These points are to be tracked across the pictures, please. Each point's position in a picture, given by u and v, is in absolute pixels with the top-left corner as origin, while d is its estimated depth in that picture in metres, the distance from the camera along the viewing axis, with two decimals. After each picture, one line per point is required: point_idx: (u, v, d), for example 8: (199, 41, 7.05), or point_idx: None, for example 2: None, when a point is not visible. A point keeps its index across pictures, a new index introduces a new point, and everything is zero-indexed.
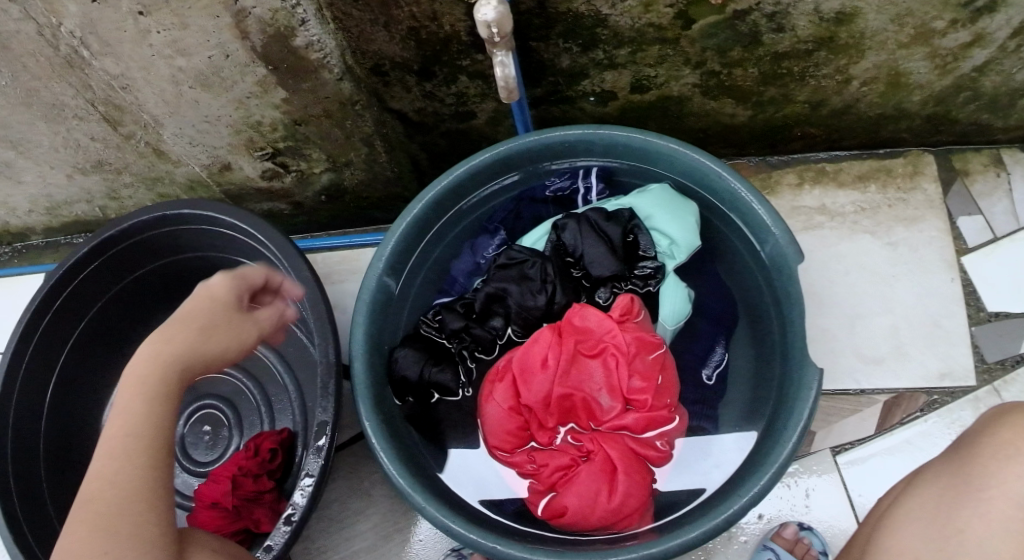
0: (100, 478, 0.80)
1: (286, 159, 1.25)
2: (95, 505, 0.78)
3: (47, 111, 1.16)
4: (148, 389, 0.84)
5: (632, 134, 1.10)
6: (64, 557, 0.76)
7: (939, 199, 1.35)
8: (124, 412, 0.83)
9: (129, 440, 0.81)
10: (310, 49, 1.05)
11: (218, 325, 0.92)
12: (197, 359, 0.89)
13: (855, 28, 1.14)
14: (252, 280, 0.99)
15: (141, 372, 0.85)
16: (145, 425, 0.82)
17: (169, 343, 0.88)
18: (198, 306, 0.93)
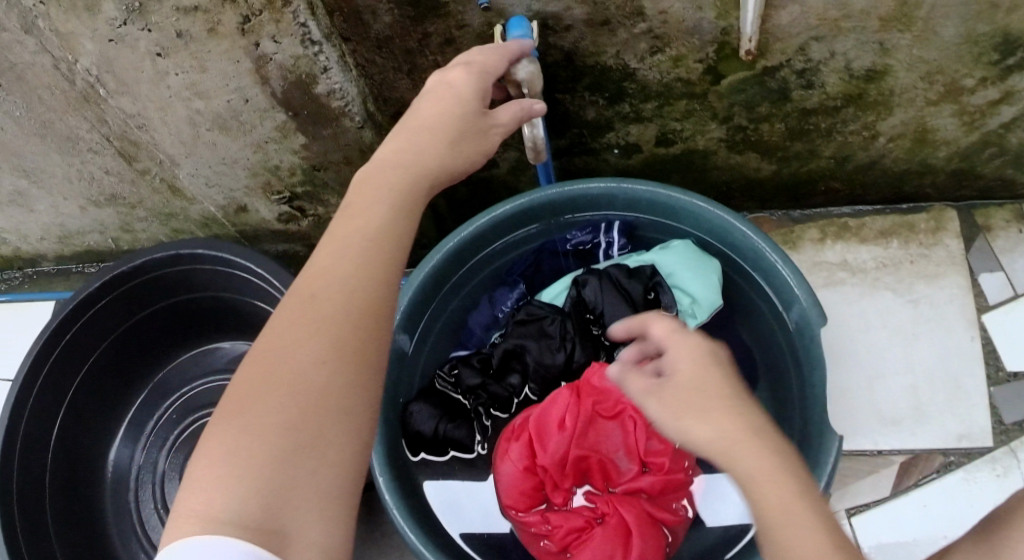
0: (280, 391, 0.61)
1: (303, 203, 1.23)
2: (279, 353, 0.63)
3: (62, 144, 1.13)
4: (346, 286, 0.65)
5: (656, 190, 1.08)
6: (244, 422, 0.60)
7: (961, 255, 1.31)
8: (312, 282, 0.66)
9: (324, 345, 0.63)
10: (332, 97, 1.03)
11: (428, 146, 0.76)
12: (384, 248, 0.68)
13: (885, 85, 1.12)
14: (495, 68, 0.83)
15: (331, 282, 0.65)
16: (364, 280, 0.66)
17: (346, 236, 0.68)
18: (407, 167, 0.74)
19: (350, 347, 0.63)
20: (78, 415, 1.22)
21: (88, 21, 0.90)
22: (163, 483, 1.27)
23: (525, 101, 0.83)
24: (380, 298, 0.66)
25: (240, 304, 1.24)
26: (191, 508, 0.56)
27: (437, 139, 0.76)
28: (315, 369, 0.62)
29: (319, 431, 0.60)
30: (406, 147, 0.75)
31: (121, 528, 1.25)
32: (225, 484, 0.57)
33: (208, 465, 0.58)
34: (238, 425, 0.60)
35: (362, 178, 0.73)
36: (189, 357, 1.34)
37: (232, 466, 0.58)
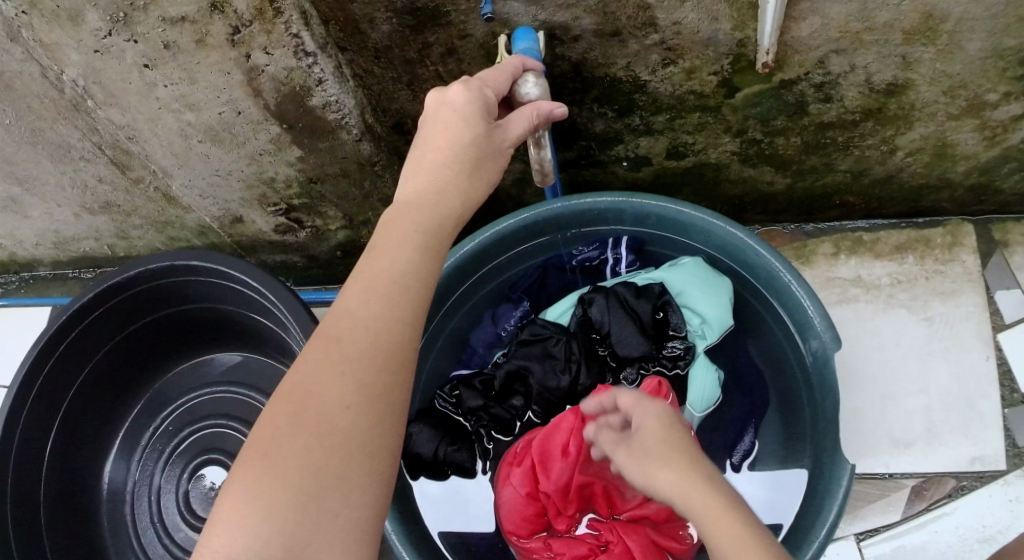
0: (304, 433, 0.60)
1: (301, 215, 1.20)
2: (303, 389, 0.62)
3: (53, 152, 1.10)
4: (371, 329, 0.65)
5: (666, 206, 1.04)
6: (266, 457, 0.60)
7: (977, 272, 1.27)
8: (338, 324, 0.65)
9: (350, 388, 0.62)
10: (327, 109, 0.99)
11: (449, 180, 0.73)
12: (411, 291, 0.68)
13: (905, 100, 1.07)
14: (496, 83, 0.78)
15: (357, 326, 0.65)
16: (388, 324, 0.65)
17: (374, 273, 0.67)
18: (433, 201, 0.73)
19: (376, 392, 0.63)
20: (74, 427, 1.20)
21: (73, 33, 0.89)
22: (158, 497, 1.27)
23: (541, 104, 0.79)
24: (405, 343, 0.66)
25: (237, 316, 1.20)
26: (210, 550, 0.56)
27: (457, 163, 0.73)
28: (339, 412, 0.61)
29: (343, 474, 0.60)
30: (430, 179, 0.73)
31: (118, 543, 1.24)
32: (247, 527, 0.57)
33: (231, 509, 0.58)
34: (262, 466, 0.59)
35: (391, 214, 0.72)
36: (184, 369, 1.32)
37: (256, 510, 0.58)
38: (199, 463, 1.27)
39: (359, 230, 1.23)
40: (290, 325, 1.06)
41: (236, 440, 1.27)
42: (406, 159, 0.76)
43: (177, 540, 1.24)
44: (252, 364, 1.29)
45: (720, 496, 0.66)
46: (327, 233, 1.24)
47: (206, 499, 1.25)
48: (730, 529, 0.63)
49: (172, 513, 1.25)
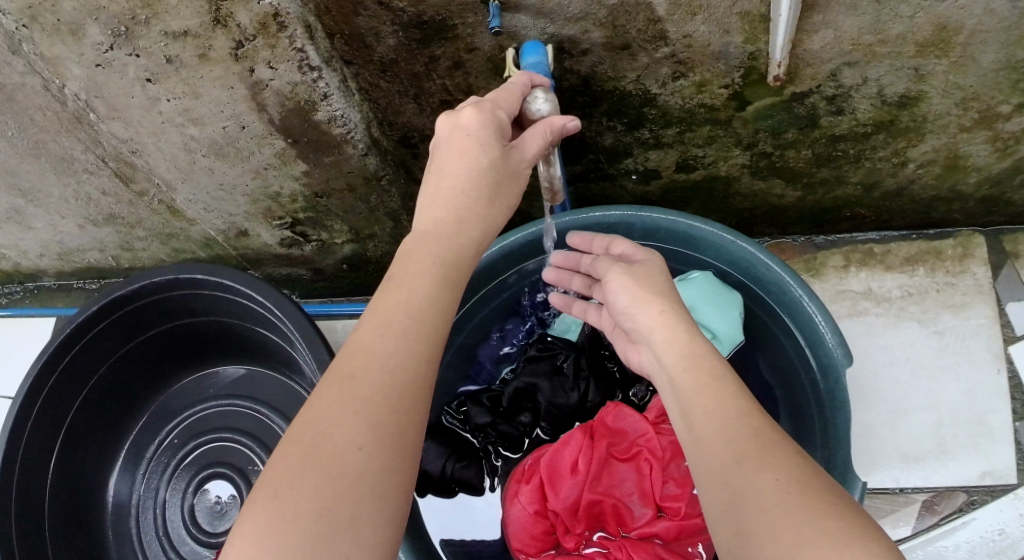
0: (315, 474, 0.60)
1: (307, 228, 1.19)
2: (316, 427, 0.62)
3: (57, 164, 1.09)
4: (386, 367, 0.64)
5: (676, 219, 1.04)
6: (280, 500, 0.59)
7: (989, 283, 1.25)
8: (351, 361, 0.65)
9: (363, 427, 0.62)
10: (333, 124, 0.98)
11: (469, 207, 0.74)
12: (427, 328, 0.67)
13: (918, 112, 1.05)
14: (507, 103, 0.77)
15: (373, 363, 0.64)
16: (404, 358, 0.65)
17: (390, 309, 0.67)
18: (451, 233, 0.73)
19: (389, 431, 0.62)
20: (77, 439, 1.19)
21: (75, 47, 0.88)
22: (163, 511, 1.26)
23: (554, 120, 0.78)
24: (419, 382, 0.65)
25: (241, 329, 1.19)
26: None
27: (475, 194, 0.73)
28: (352, 452, 0.61)
29: (354, 515, 0.59)
30: (448, 210, 0.73)
31: (122, 557, 1.24)
32: None
33: (242, 553, 0.57)
34: (274, 507, 0.59)
35: (409, 248, 0.72)
36: (189, 382, 1.32)
37: (268, 553, 0.57)
38: (205, 477, 1.27)
39: (366, 243, 1.22)
40: (295, 340, 1.05)
41: (241, 454, 1.27)
42: (421, 186, 0.76)
43: (184, 553, 1.24)
44: (256, 377, 1.28)
45: (702, 347, 0.74)
46: (332, 247, 1.23)
47: (212, 512, 1.25)
48: (705, 380, 0.70)
49: (177, 527, 1.25)
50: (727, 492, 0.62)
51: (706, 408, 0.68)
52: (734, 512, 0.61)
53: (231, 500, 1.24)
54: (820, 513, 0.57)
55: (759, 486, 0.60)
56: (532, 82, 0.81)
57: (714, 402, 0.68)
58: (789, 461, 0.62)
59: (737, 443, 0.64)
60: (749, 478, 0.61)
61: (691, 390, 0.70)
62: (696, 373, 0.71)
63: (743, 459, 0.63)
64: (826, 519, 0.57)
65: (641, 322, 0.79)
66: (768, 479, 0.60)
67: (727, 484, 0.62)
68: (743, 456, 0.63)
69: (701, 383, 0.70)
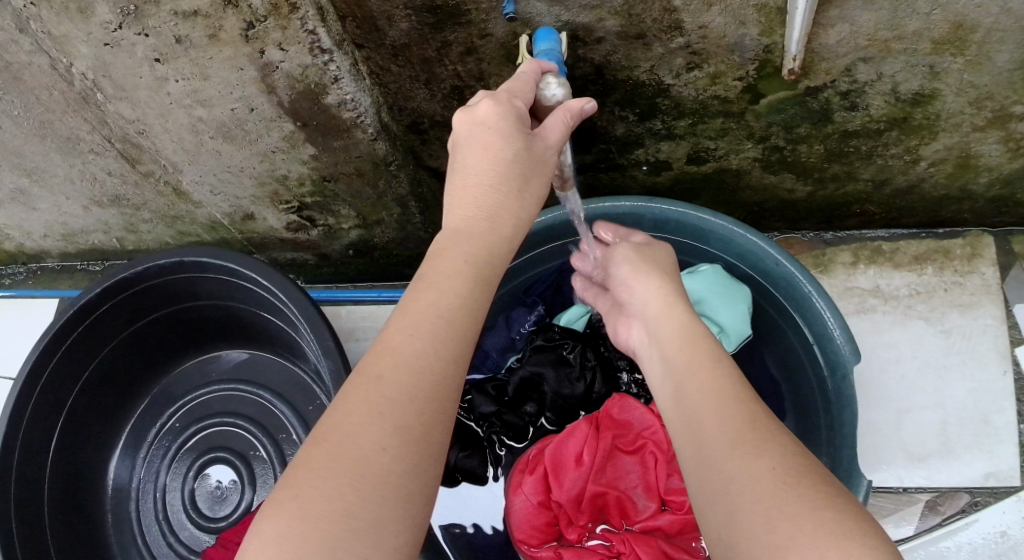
0: (339, 475, 0.59)
1: (313, 213, 1.17)
2: (344, 422, 0.62)
3: (62, 144, 1.08)
4: (414, 368, 0.64)
5: (686, 212, 1.03)
6: (304, 498, 0.58)
7: (997, 284, 1.25)
8: (378, 362, 0.65)
9: (390, 429, 0.61)
10: (343, 108, 0.97)
11: (500, 203, 0.73)
12: (456, 329, 0.67)
13: (931, 110, 1.04)
14: (522, 92, 0.76)
15: (400, 363, 0.64)
16: (433, 359, 0.65)
17: (420, 309, 0.67)
18: (483, 230, 0.73)
19: (415, 434, 0.62)
20: (78, 423, 1.18)
21: (83, 25, 0.87)
22: (163, 495, 1.26)
23: (571, 104, 0.77)
24: (445, 383, 0.65)
25: (245, 314, 1.18)
26: None
27: (505, 188, 0.73)
28: (377, 453, 0.60)
29: (376, 518, 0.58)
30: (476, 208, 0.73)
31: (122, 540, 1.23)
32: None
33: (263, 550, 0.56)
34: (295, 506, 0.58)
35: (441, 246, 0.72)
36: (192, 367, 1.31)
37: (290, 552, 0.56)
38: (206, 463, 1.26)
39: (372, 229, 1.21)
40: (300, 326, 1.04)
41: (242, 439, 1.26)
42: (447, 182, 0.76)
43: (182, 538, 1.23)
44: (260, 362, 1.27)
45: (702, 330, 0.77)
46: (339, 232, 1.22)
47: (211, 498, 1.24)
48: (704, 362, 0.72)
49: (177, 511, 1.24)
50: (721, 475, 0.61)
51: (699, 380, 0.70)
52: (727, 498, 0.60)
53: (232, 485, 1.23)
54: (818, 506, 0.56)
55: (753, 472, 0.59)
56: (541, 70, 0.80)
57: (710, 383, 0.69)
58: (786, 453, 0.61)
59: (733, 427, 0.63)
60: (742, 463, 0.60)
61: (693, 370, 0.71)
62: (690, 348, 0.74)
63: (740, 446, 0.62)
64: (820, 510, 0.56)
65: (638, 296, 0.87)
66: (760, 464, 0.60)
67: (722, 469, 0.61)
68: (739, 443, 0.62)
69: (696, 358, 0.72)
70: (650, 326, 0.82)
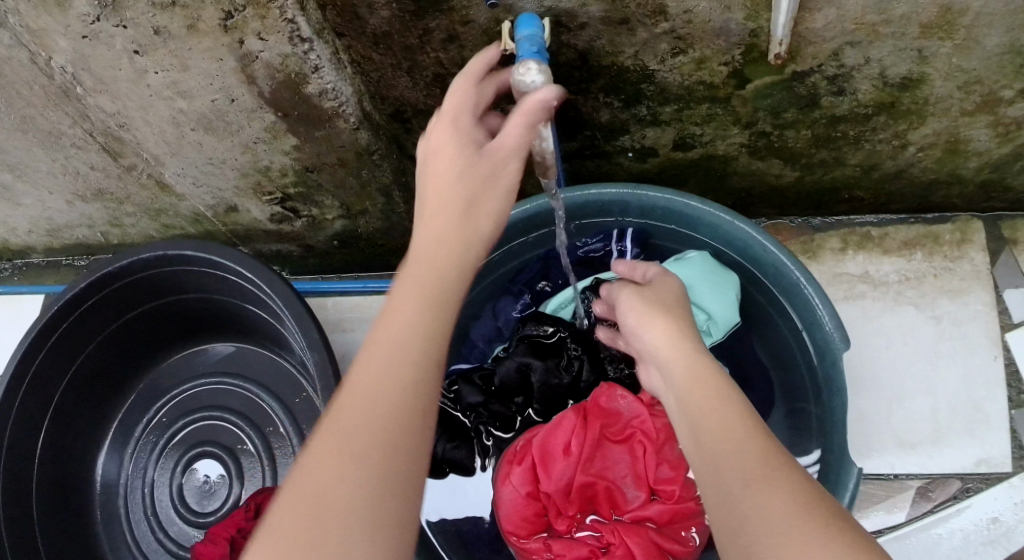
0: (327, 471, 0.57)
1: (297, 204, 1.15)
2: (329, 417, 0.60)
3: (44, 139, 1.07)
4: (395, 358, 0.63)
5: (673, 199, 1.02)
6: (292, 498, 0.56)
7: (986, 270, 1.24)
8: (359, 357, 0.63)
9: (376, 423, 0.59)
10: (325, 97, 0.95)
11: (471, 194, 0.72)
12: (436, 319, 0.66)
13: (920, 94, 1.04)
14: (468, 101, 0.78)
15: (380, 357, 0.63)
16: (416, 352, 0.63)
17: (398, 303, 0.66)
18: (456, 216, 0.71)
19: (398, 427, 0.60)
20: (67, 421, 1.18)
21: (59, 17, 0.86)
22: (152, 490, 1.24)
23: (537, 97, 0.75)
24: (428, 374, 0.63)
25: (230, 307, 1.17)
26: None
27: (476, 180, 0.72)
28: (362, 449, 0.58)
29: (372, 517, 0.56)
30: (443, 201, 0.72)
31: (112, 538, 1.22)
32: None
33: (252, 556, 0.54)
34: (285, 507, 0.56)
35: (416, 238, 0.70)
36: (177, 361, 1.29)
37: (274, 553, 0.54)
38: (195, 457, 1.23)
39: (357, 220, 1.19)
40: (285, 319, 1.04)
41: (229, 432, 1.23)
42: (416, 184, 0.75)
43: (171, 533, 1.21)
44: (247, 355, 1.25)
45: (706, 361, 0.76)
46: (323, 223, 1.19)
47: (200, 493, 1.21)
48: (710, 397, 0.71)
49: (165, 506, 1.23)
50: (737, 514, 0.60)
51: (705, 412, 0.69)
52: (743, 534, 0.58)
53: (220, 479, 1.21)
54: (830, 538, 0.55)
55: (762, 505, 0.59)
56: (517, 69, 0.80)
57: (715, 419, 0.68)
58: (795, 484, 0.60)
59: (743, 465, 0.62)
60: (754, 499, 0.59)
61: (699, 403, 0.71)
62: (699, 385, 0.72)
63: (753, 480, 0.61)
64: (834, 543, 0.55)
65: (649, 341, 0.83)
66: (775, 499, 0.59)
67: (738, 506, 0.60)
68: (752, 478, 0.61)
69: (705, 398, 0.71)
70: (664, 367, 0.79)
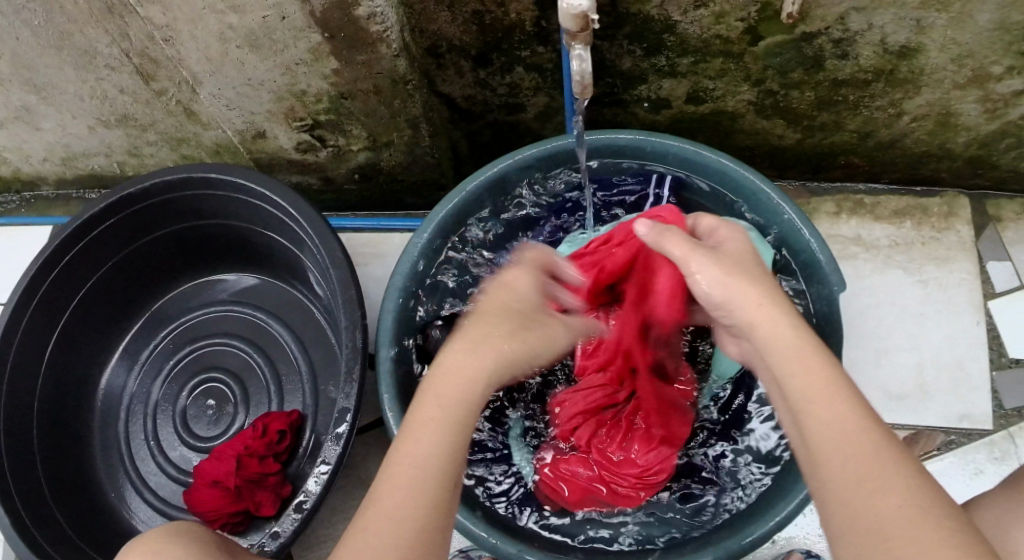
0: (406, 493, 0.63)
1: (325, 132, 1.15)
2: (388, 507, 0.62)
3: (79, 58, 1.04)
4: (405, 508, 0.62)
5: (682, 146, 1.08)
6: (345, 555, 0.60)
7: (971, 242, 1.31)
8: (403, 470, 0.64)
9: (411, 494, 0.63)
10: (372, 20, 0.92)
11: (471, 389, 0.70)
12: (433, 478, 0.64)
13: (916, 63, 1.10)
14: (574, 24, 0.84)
15: (394, 492, 0.63)
16: (434, 477, 0.64)
17: (399, 471, 0.64)
18: (460, 390, 0.69)
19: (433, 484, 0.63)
20: (73, 337, 1.18)
21: None
22: (154, 413, 1.23)
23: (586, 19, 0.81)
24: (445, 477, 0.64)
25: (250, 234, 1.18)
26: (386, 507, 0.62)
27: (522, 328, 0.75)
28: (417, 495, 0.63)
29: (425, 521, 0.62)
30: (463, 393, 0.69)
31: (109, 463, 1.21)
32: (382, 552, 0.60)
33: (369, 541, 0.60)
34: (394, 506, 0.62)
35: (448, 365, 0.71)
36: (189, 289, 1.30)
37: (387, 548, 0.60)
38: (199, 384, 1.23)
39: (381, 152, 1.19)
40: (311, 243, 1.05)
41: (236, 358, 1.24)
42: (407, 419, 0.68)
43: (171, 457, 1.20)
44: (260, 287, 1.27)
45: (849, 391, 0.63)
46: (348, 154, 1.20)
47: (205, 418, 1.21)
48: (832, 401, 0.62)
49: (167, 429, 1.22)
50: (854, 513, 0.57)
51: (772, 337, 0.68)
52: (849, 510, 0.57)
53: (224, 406, 1.21)
54: (885, 478, 0.57)
55: (894, 510, 0.56)
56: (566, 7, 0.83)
57: (844, 406, 0.62)
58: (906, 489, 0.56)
59: (869, 456, 0.59)
60: (873, 502, 0.57)
61: (836, 438, 0.60)
62: (829, 402, 0.62)
63: (863, 480, 0.58)
64: (891, 477, 0.57)
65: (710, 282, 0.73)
66: (895, 497, 0.56)
67: (867, 470, 0.58)
68: (861, 445, 0.59)
69: (814, 389, 0.63)
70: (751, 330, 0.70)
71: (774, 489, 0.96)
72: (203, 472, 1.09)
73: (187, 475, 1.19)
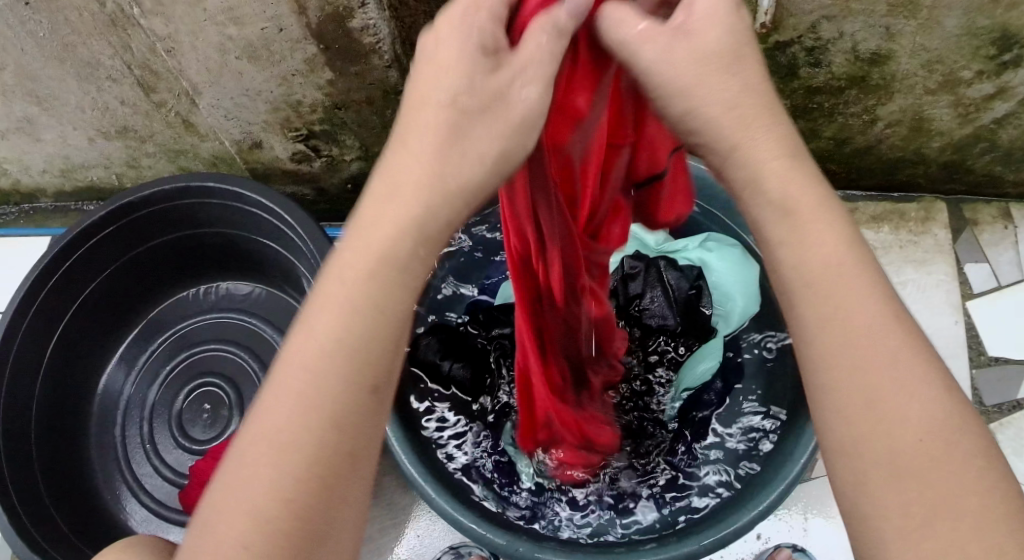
0: (270, 458, 0.60)
1: (319, 142, 1.19)
2: (260, 456, 0.60)
3: (82, 69, 1.08)
4: (276, 447, 0.60)
5: None
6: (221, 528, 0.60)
7: (948, 245, 1.35)
8: (276, 427, 0.61)
9: (290, 460, 0.60)
10: (365, 32, 0.97)
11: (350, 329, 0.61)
12: (307, 438, 0.60)
13: (887, 70, 1.15)
14: None
15: (266, 442, 0.61)
16: (302, 436, 0.60)
17: (268, 427, 0.61)
18: (332, 330, 0.61)
19: (311, 429, 0.60)
20: (72, 342, 1.21)
21: None
22: (150, 418, 1.25)
23: None
24: (317, 430, 0.60)
25: (246, 242, 1.22)
26: (254, 478, 0.60)
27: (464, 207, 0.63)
28: (286, 456, 0.60)
29: (298, 473, 0.60)
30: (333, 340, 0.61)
31: (105, 466, 1.23)
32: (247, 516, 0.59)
33: (236, 510, 0.59)
34: (266, 463, 0.60)
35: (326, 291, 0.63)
36: (186, 297, 1.33)
37: (252, 511, 0.59)
38: (195, 389, 1.26)
39: (373, 161, 1.23)
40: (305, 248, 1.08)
41: (232, 363, 1.27)
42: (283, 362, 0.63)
43: (167, 461, 1.22)
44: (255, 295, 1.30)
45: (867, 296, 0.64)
46: (340, 164, 1.24)
47: (200, 422, 1.23)
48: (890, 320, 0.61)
49: (163, 433, 1.24)
50: (878, 413, 0.60)
51: (822, 264, 0.62)
52: (884, 409, 0.60)
53: (220, 411, 1.23)
54: (924, 389, 0.60)
55: (920, 422, 0.59)
56: None
57: (856, 293, 0.62)
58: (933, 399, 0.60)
59: (904, 361, 0.61)
60: (902, 397, 0.60)
61: (857, 352, 0.60)
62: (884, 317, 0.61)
63: (899, 378, 0.60)
64: (928, 389, 0.60)
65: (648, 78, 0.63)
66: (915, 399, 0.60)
67: (880, 381, 0.60)
68: (906, 363, 0.61)
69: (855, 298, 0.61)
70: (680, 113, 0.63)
71: (757, 481, 0.98)
72: (199, 471, 1.12)
73: (182, 479, 1.21)
